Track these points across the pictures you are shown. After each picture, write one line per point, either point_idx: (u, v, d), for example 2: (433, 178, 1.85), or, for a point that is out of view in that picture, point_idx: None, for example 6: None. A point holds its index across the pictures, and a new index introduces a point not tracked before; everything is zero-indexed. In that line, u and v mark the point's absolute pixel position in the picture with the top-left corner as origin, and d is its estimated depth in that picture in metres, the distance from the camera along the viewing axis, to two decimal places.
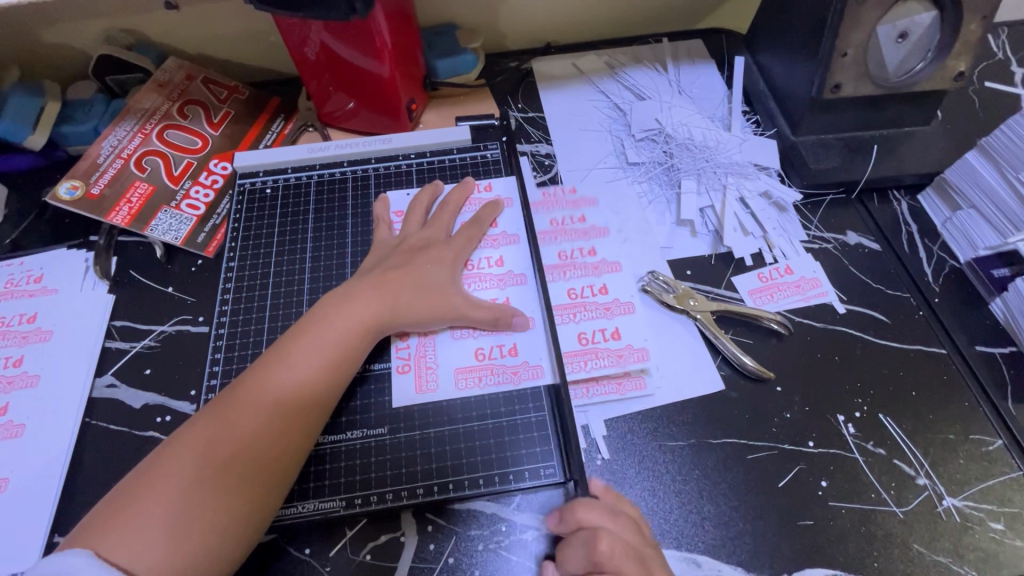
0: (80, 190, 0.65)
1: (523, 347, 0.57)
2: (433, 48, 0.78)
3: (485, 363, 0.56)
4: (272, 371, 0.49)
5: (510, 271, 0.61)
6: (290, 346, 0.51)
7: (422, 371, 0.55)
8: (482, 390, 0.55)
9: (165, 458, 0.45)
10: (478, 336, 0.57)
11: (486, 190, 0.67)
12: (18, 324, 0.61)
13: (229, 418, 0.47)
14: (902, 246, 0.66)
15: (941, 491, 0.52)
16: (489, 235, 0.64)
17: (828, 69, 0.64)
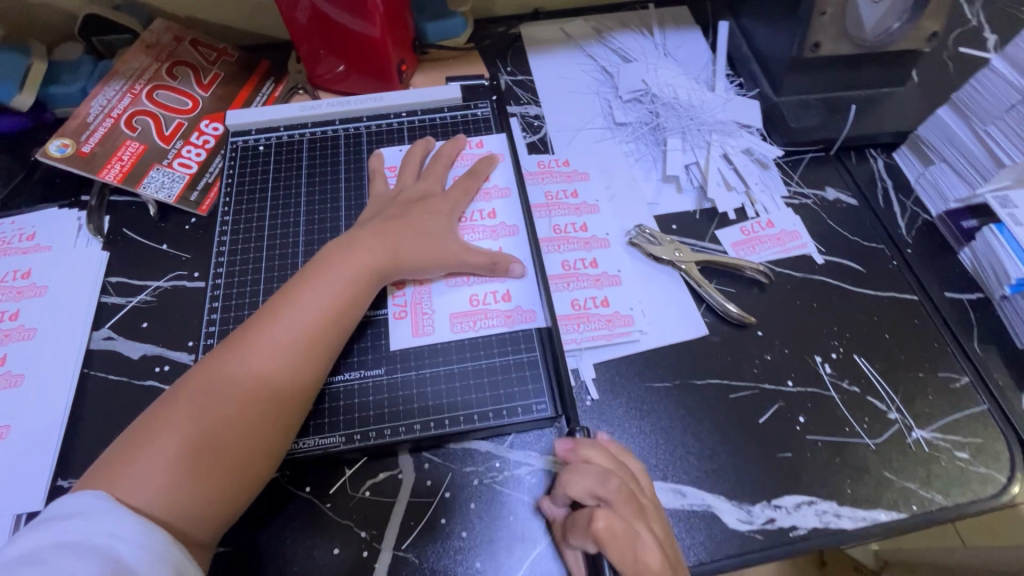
0: (70, 148, 0.65)
1: (516, 293, 0.59)
2: (422, 11, 0.78)
3: (481, 309, 0.58)
4: (281, 313, 0.50)
5: (504, 223, 0.63)
6: (298, 290, 0.52)
7: (419, 317, 0.57)
8: (478, 330, 0.57)
9: (182, 395, 0.46)
10: (474, 283, 0.59)
11: (477, 146, 0.69)
12: (11, 280, 0.61)
13: (241, 358, 0.48)
14: (878, 202, 0.69)
15: (910, 424, 0.55)
16: (483, 188, 0.65)
17: (808, 28, 0.66)
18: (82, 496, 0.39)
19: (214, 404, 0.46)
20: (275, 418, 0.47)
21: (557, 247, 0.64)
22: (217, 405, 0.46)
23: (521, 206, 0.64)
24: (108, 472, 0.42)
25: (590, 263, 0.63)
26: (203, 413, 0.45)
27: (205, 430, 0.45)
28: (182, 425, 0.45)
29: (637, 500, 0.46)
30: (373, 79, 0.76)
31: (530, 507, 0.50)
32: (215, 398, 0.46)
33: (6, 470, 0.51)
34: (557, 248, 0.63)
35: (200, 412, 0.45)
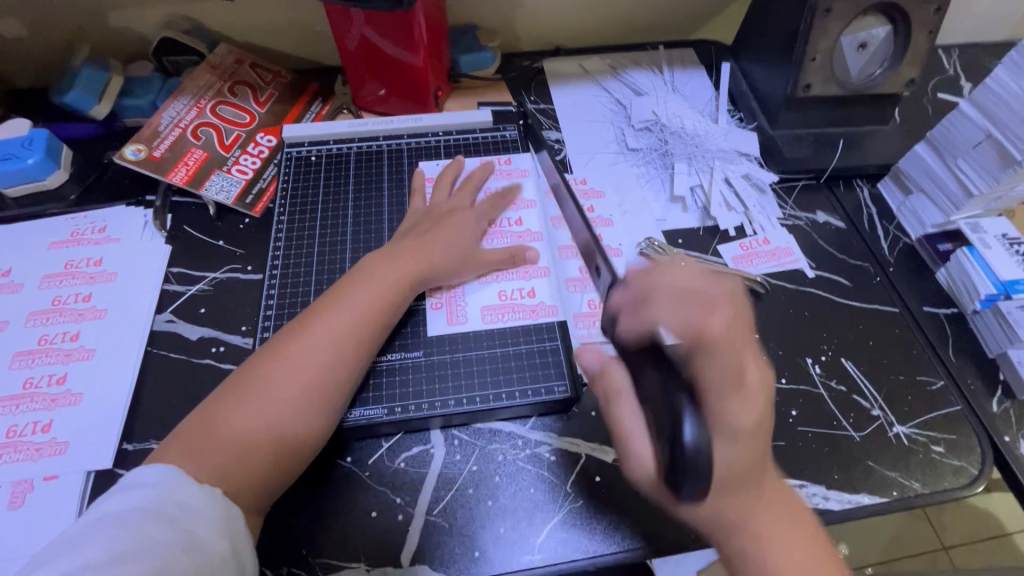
0: (143, 152, 0.73)
1: (539, 291, 0.65)
2: (457, 45, 0.88)
3: (508, 304, 0.64)
4: (330, 310, 0.57)
5: (528, 231, 0.70)
6: (345, 291, 0.59)
7: (452, 310, 0.64)
8: (501, 324, 0.63)
9: (246, 381, 0.52)
10: (501, 280, 0.66)
11: (506, 164, 0.77)
12: (85, 267, 0.68)
13: (298, 349, 0.54)
14: (864, 225, 0.77)
15: (892, 420, 0.61)
16: (506, 203, 0.72)
17: (800, 71, 0.75)
18: (158, 466, 0.45)
19: (270, 392, 0.51)
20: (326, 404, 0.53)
21: (570, 250, 0.69)
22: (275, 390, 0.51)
23: (545, 219, 0.72)
24: (183, 447, 0.48)
25: None
26: (262, 398, 0.51)
27: (266, 413, 0.50)
28: (247, 408, 0.50)
29: None
30: (410, 103, 0.84)
31: (549, 481, 0.56)
32: (272, 384, 0.52)
33: (79, 432, 0.57)
34: (571, 253, 0.69)
35: (261, 396, 0.51)
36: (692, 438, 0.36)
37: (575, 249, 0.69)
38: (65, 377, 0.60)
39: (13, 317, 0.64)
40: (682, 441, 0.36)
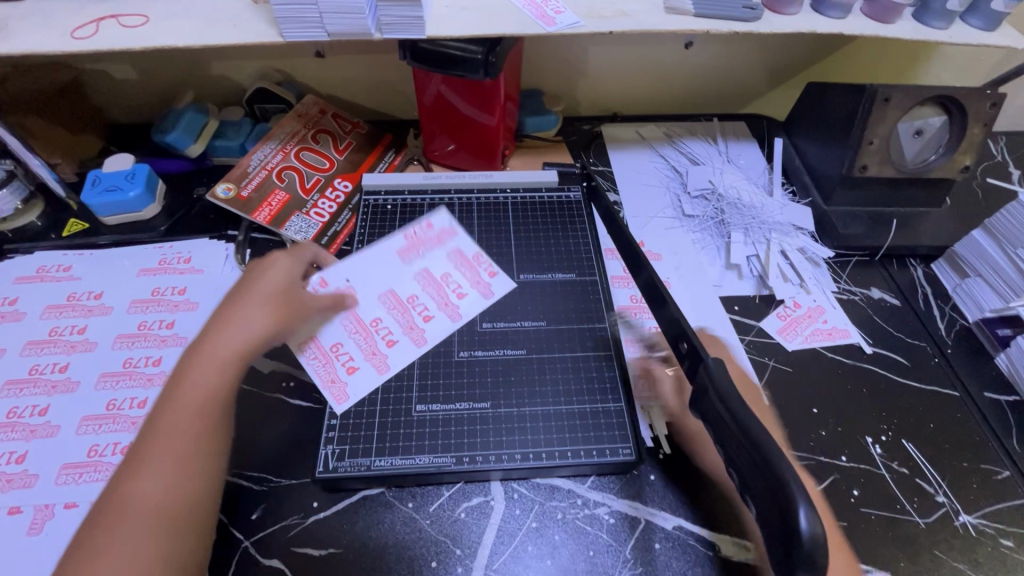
0: (232, 191, 0.79)
1: (436, 323, 0.67)
2: (524, 108, 0.94)
3: (407, 325, 0.67)
4: (173, 401, 0.52)
5: (431, 275, 0.72)
6: (185, 375, 0.54)
7: (368, 336, 0.65)
8: (391, 351, 0.64)
9: (104, 515, 0.47)
10: (398, 309, 0.68)
11: (425, 227, 0.76)
12: (170, 295, 0.72)
13: (150, 458, 0.49)
14: (919, 304, 0.77)
15: (957, 508, 0.60)
16: (420, 248, 0.74)
17: (857, 152, 0.78)
18: None
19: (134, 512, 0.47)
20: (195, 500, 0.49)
21: (479, 286, 0.71)
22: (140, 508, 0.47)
23: (461, 270, 0.73)
24: None
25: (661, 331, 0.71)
26: (127, 523, 0.46)
27: (138, 535, 0.46)
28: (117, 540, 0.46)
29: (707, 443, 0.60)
30: (478, 159, 0.90)
31: (610, 545, 0.56)
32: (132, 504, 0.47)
33: None
34: (484, 288, 0.71)
35: (127, 524, 0.46)
36: (808, 527, 0.33)
37: (488, 295, 0.71)
38: (145, 401, 0.63)
39: (103, 338, 0.67)
40: (795, 528, 0.34)
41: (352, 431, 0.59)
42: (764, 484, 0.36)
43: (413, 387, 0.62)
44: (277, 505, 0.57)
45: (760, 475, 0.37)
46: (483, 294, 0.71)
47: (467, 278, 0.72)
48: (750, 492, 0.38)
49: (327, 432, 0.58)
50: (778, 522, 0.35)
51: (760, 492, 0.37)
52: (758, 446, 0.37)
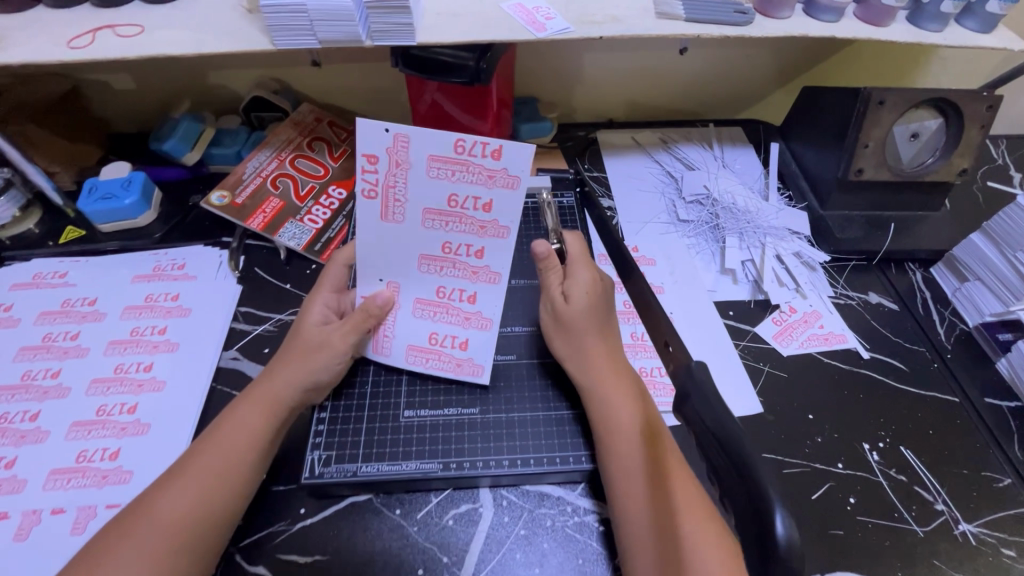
0: (227, 198, 0.79)
1: (489, 250, 0.57)
2: (519, 115, 0.94)
3: (464, 313, 0.61)
4: (214, 436, 0.54)
5: (433, 207, 0.55)
6: (231, 412, 0.56)
7: (448, 309, 0.61)
8: (471, 349, 0.62)
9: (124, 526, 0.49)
10: (445, 274, 0.59)
11: (368, 165, 0.53)
12: (163, 301, 0.72)
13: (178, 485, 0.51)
14: (917, 308, 0.76)
15: (957, 517, 0.58)
16: (393, 197, 0.54)
17: (852, 156, 0.78)
18: None
19: (146, 533, 0.49)
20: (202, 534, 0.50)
21: (489, 180, 0.53)
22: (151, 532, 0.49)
23: (458, 177, 0.53)
24: None
25: None
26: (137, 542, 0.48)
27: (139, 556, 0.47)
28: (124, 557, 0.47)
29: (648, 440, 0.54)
30: None
31: (599, 553, 0.54)
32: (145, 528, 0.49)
33: (144, 462, 0.59)
34: (496, 184, 0.53)
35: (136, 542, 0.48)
36: (784, 533, 0.32)
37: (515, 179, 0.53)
38: (135, 407, 0.63)
39: (95, 344, 0.68)
40: (771, 536, 0.33)
41: (339, 437, 0.58)
42: (741, 490, 0.35)
43: (401, 392, 0.62)
44: (263, 512, 0.56)
45: (737, 481, 0.35)
46: (505, 188, 0.54)
47: (474, 182, 0.53)
48: (727, 497, 0.37)
49: (313, 438, 0.58)
50: (752, 528, 0.34)
51: (738, 499, 0.35)
52: (738, 453, 0.36)
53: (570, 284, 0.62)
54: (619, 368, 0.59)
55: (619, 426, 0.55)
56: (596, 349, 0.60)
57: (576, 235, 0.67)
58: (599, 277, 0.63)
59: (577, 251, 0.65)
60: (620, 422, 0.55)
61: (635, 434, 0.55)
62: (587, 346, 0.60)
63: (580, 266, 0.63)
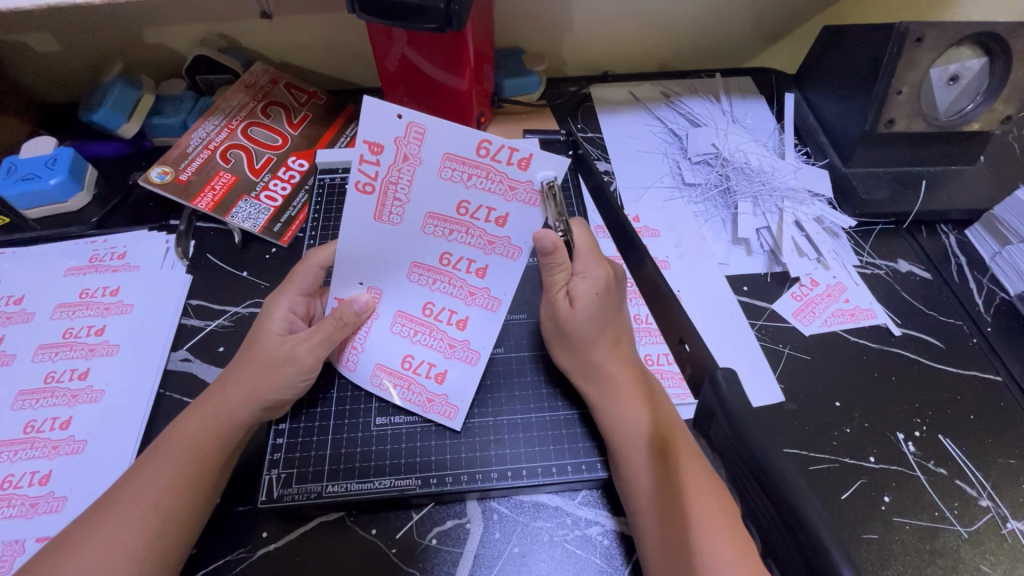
0: (170, 175, 0.69)
1: (494, 270, 0.50)
2: (502, 68, 0.83)
3: (449, 340, 0.54)
4: (155, 457, 0.46)
5: (440, 212, 0.47)
6: (177, 430, 0.48)
7: (433, 332, 0.54)
8: (447, 384, 0.54)
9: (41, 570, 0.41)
10: (437, 289, 0.52)
11: (370, 155, 0.45)
12: (101, 296, 0.64)
13: (110, 517, 0.43)
14: (952, 275, 0.68)
15: (1004, 513, 0.52)
16: (394, 195, 0.46)
17: (883, 105, 0.68)
18: None
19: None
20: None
21: (510, 192, 0.46)
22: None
23: (474, 182, 0.45)
24: None
25: None
26: None
27: None
28: None
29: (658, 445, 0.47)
30: None
31: (604, 571, 0.48)
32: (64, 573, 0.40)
33: (80, 485, 0.52)
34: (517, 198, 0.46)
35: None
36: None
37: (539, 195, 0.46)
38: (69, 421, 0.55)
39: (22, 349, 0.59)
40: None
41: (301, 453, 0.52)
42: (795, 554, 0.28)
43: (372, 397, 0.56)
44: (220, 539, 0.49)
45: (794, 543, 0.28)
46: (524, 204, 0.46)
47: (492, 191, 0.46)
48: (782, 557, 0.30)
49: (271, 455, 0.52)
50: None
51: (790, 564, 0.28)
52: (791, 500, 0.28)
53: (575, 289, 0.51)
54: (627, 373, 0.52)
55: (624, 438, 0.49)
56: (602, 354, 0.52)
57: (582, 223, 0.53)
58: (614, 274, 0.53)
59: (587, 246, 0.52)
60: (626, 433, 0.49)
61: (644, 446, 0.48)
62: (589, 350, 0.52)
63: (590, 262, 0.52)
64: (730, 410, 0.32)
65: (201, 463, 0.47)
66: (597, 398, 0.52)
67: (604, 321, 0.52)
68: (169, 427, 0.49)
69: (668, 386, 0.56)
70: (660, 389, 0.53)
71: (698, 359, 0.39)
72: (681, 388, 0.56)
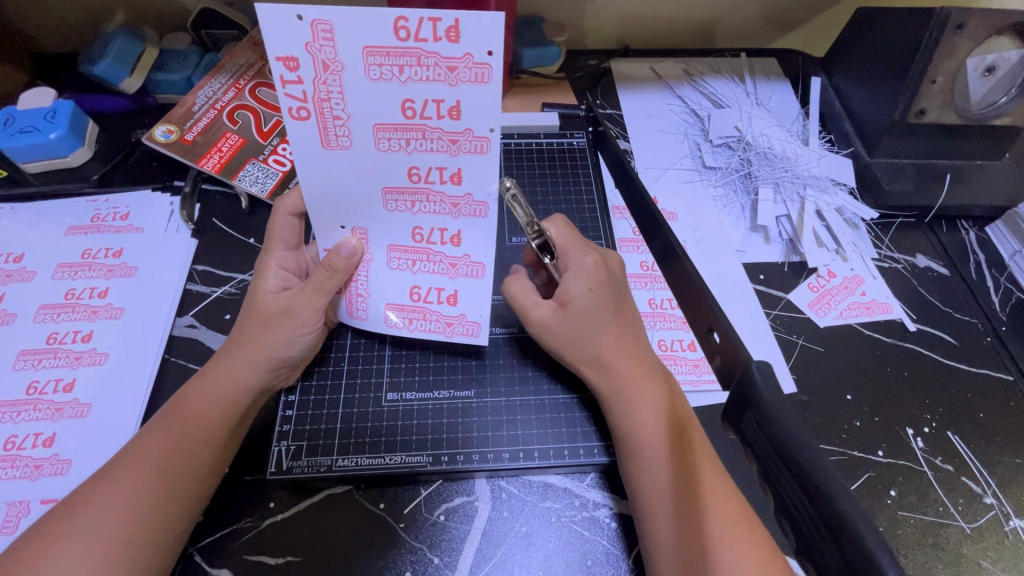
0: (174, 134, 0.66)
1: (468, 171, 0.44)
2: (521, 37, 0.80)
3: (448, 259, 0.50)
4: (164, 423, 0.45)
5: (386, 120, 0.41)
6: (185, 397, 0.47)
7: (427, 257, 0.50)
8: (462, 304, 0.53)
9: (47, 532, 0.40)
10: (419, 212, 0.47)
11: (289, 73, 0.39)
12: (103, 257, 0.62)
13: (117, 482, 0.42)
14: (970, 272, 0.67)
15: (1008, 511, 0.52)
16: (331, 114, 0.40)
17: (916, 94, 0.66)
18: None
19: (71, 542, 0.39)
20: (148, 542, 0.41)
21: (452, 73, 0.38)
22: (77, 539, 0.39)
23: (409, 74, 0.38)
24: None
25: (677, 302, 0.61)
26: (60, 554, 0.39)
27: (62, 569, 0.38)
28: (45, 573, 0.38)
29: (676, 433, 0.47)
30: None
31: (610, 553, 0.48)
32: (69, 537, 0.40)
33: (84, 448, 0.51)
34: (462, 78, 0.39)
35: (59, 553, 0.39)
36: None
37: (483, 66, 0.38)
38: (73, 383, 0.54)
39: (23, 308, 0.58)
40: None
41: (311, 425, 0.52)
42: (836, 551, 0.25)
43: (384, 371, 0.55)
44: (228, 507, 0.49)
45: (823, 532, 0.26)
46: (472, 82, 0.39)
47: (432, 78, 0.39)
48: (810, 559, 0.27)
49: (281, 427, 0.51)
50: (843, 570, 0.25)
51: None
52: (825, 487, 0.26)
53: (569, 280, 0.52)
54: (634, 362, 0.51)
55: (636, 426, 0.48)
56: (607, 342, 0.51)
57: (560, 220, 0.56)
58: (603, 260, 0.54)
59: (567, 238, 0.54)
60: (640, 422, 0.48)
61: (660, 436, 0.47)
62: (595, 339, 0.51)
63: (576, 250, 0.53)
64: (762, 405, 0.31)
65: (209, 432, 0.46)
66: (604, 390, 0.51)
67: (603, 308, 0.52)
68: (176, 394, 0.48)
69: (680, 372, 0.56)
70: (669, 374, 0.53)
71: (727, 349, 0.37)
72: (692, 376, 0.56)
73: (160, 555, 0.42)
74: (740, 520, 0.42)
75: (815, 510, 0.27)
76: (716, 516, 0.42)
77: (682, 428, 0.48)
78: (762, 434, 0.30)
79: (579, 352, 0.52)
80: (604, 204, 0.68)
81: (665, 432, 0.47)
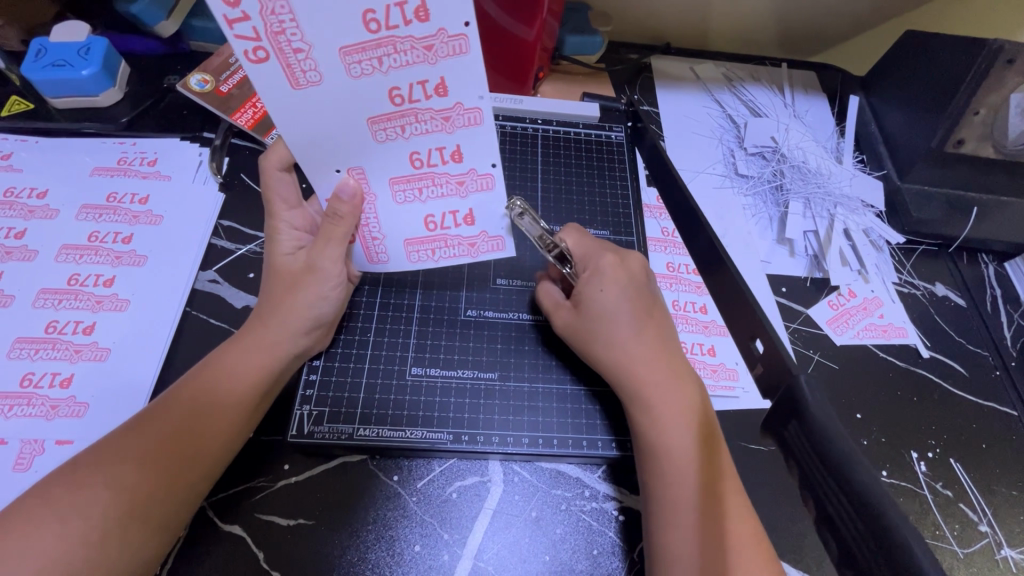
0: (209, 84, 0.65)
1: (454, 78, 0.40)
2: (567, 22, 0.78)
3: (455, 177, 0.47)
4: (200, 381, 0.46)
5: (351, 41, 0.36)
6: (220, 357, 0.48)
7: (430, 182, 0.47)
8: (478, 221, 0.51)
9: (69, 474, 0.40)
10: (412, 134, 0.43)
11: (231, 11, 0.34)
12: (129, 203, 0.61)
13: (148, 432, 0.43)
14: (985, 305, 0.68)
15: (1000, 540, 0.54)
16: (290, 47, 0.36)
17: (956, 124, 0.67)
18: None
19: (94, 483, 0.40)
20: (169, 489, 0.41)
21: None
22: (101, 481, 0.40)
23: None
24: None
25: (699, 308, 0.62)
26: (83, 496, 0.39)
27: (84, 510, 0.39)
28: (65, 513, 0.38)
29: (699, 434, 0.48)
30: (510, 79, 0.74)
31: (617, 545, 0.49)
32: (93, 478, 0.40)
33: (101, 392, 0.51)
34: None
35: (81, 492, 0.39)
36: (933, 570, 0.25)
37: None
38: (93, 327, 0.54)
39: (44, 247, 0.57)
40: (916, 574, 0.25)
41: (333, 393, 0.52)
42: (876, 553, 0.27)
43: (409, 347, 0.55)
44: (243, 466, 0.49)
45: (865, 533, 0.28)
46: None
47: None
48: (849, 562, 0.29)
49: (303, 391, 0.51)
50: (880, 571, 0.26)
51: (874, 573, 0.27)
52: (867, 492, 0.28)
53: (588, 285, 0.54)
54: (659, 363, 0.51)
55: (657, 426, 0.48)
56: (634, 341, 0.52)
57: (574, 229, 0.58)
58: (620, 261, 0.55)
59: (586, 246, 0.57)
60: (662, 422, 0.48)
61: (683, 437, 0.48)
62: (623, 336, 0.52)
63: (595, 254, 0.56)
64: (807, 414, 0.33)
65: (235, 389, 0.46)
66: (626, 388, 0.51)
67: (630, 306, 0.53)
68: (209, 355, 0.49)
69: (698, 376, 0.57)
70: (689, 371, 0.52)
71: (771, 357, 0.39)
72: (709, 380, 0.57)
73: (180, 507, 0.42)
74: (743, 519, 0.45)
75: (853, 506, 0.29)
76: (729, 520, 0.44)
77: (705, 432, 0.49)
78: (805, 441, 0.33)
79: (604, 348, 0.52)
80: (634, 201, 0.68)
81: (687, 435, 0.48)
